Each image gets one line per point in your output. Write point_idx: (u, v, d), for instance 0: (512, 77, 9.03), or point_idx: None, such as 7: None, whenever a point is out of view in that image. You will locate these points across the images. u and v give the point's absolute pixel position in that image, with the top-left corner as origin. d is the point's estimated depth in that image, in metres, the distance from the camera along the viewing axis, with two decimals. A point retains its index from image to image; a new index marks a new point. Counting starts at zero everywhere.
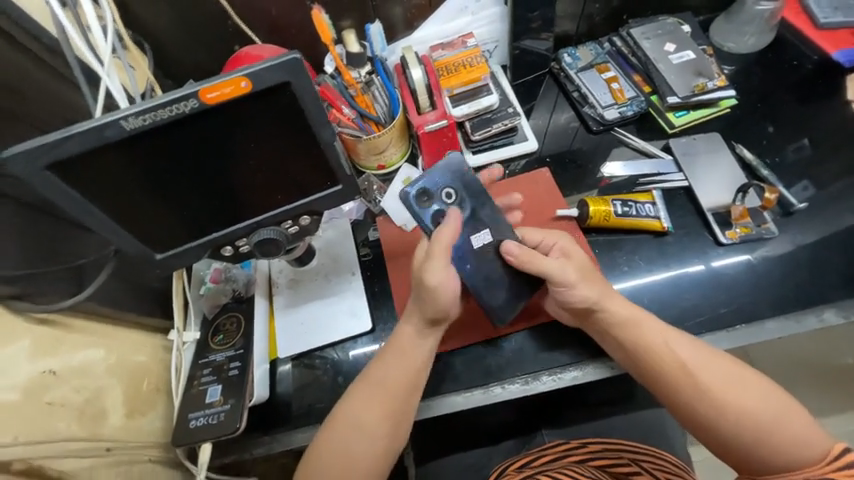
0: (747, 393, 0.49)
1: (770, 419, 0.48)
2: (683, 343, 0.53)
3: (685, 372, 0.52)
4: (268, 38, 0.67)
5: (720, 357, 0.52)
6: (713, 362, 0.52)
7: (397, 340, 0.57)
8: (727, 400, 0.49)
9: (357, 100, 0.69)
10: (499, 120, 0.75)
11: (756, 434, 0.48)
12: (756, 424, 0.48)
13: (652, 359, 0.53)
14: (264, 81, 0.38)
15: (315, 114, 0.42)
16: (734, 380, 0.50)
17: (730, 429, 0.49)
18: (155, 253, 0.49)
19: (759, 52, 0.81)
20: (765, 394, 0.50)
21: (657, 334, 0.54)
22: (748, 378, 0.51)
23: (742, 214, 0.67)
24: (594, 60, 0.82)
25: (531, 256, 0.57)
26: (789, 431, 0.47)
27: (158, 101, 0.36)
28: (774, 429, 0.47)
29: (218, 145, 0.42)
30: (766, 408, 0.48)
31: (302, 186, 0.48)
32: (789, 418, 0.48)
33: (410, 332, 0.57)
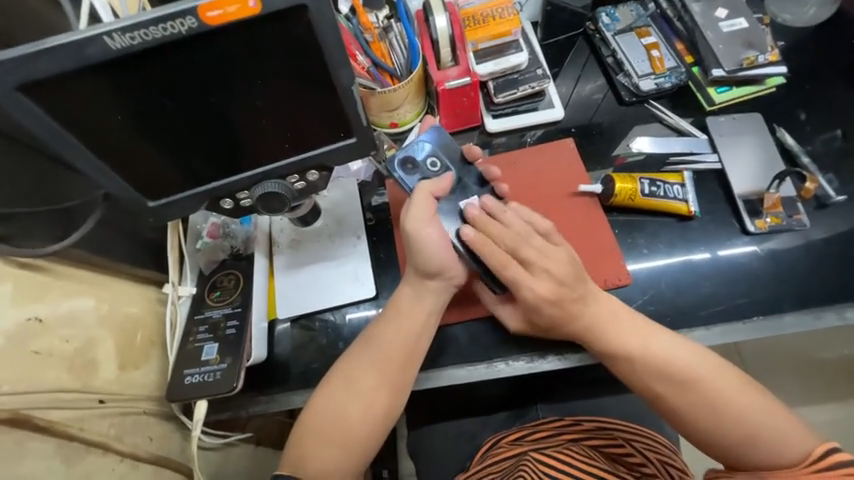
0: (733, 393, 0.49)
1: (754, 421, 0.47)
2: (669, 341, 0.52)
3: (668, 372, 0.51)
4: None
5: (708, 356, 0.51)
6: (700, 360, 0.51)
7: (398, 302, 0.56)
8: (709, 400, 0.49)
9: (372, 46, 0.63)
10: (526, 82, 0.69)
11: (736, 434, 0.48)
12: (736, 424, 0.48)
13: (634, 356, 0.52)
14: (275, 3, 0.32)
15: (333, 51, 0.36)
16: (721, 379, 0.49)
17: (711, 427, 0.49)
18: (146, 200, 0.45)
19: (817, 26, 0.74)
20: (751, 397, 0.49)
21: (639, 332, 0.53)
22: (732, 380, 0.50)
23: (775, 203, 0.63)
24: (635, 22, 0.74)
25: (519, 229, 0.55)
26: (772, 433, 0.47)
27: (149, 16, 0.31)
28: (754, 424, 0.47)
29: (220, 79, 0.37)
30: (746, 404, 0.48)
31: (312, 136, 0.43)
32: (773, 419, 0.48)
33: (413, 294, 0.56)
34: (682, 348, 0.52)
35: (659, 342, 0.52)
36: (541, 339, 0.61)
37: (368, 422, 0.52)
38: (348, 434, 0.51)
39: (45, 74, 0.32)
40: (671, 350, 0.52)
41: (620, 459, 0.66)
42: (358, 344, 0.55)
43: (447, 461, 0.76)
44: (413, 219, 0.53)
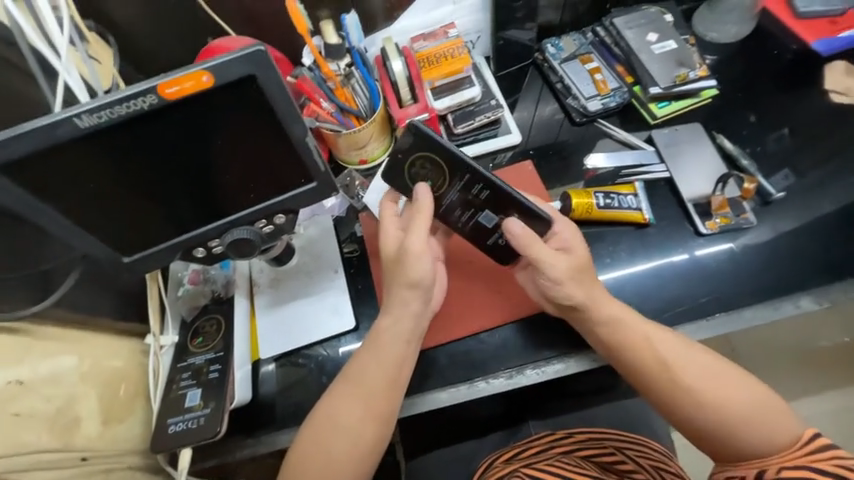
0: (725, 384, 0.50)
1: (747, 411, 0.49)
2: (664, 336, 0.54)
3: (664, 367, 0.52)
4: (241, 29, 0.65)
5: (699, 348, 0.53)
6: (693, 353, 0.52)
7: (374, 334, 0.57)
8: (705, 391, 0.50)
9: (336, 93, 0.68)
10: (482, 113, 0.74)
11: (734, 424, 0.48)
12: (731, 415, 0.49)
13: (634, 352, 0.53)
14: (228, 75, 0.36)
15: (286, 111, 0.40)
16: (714, 373, 0.51)
17: (706, 419, 0.50)
18: (122, 256, 0.47)
19: (740, 41, 0.81)
20: (743, 388, 0.50)
21: (641, 326, 0.54)
22: (725, 371, 0.51)
23: (722, 204, 0.67)
24: (577, 50, 0.81)
25: (530, 240, 0.55)
26: (767, 422, 0.48)
27: (114, 97, 0.34)
28: (753, 414, 0.48)
29: (184, 141, 0.40)
30: (741, 397, 0.49)
31: (276, 183, 0.47)
32: (765, 408, 0.49)
33: (389, 324, 0.57)
34: (678, 341, 0.53)
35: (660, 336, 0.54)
36: (518, 354, 0.62)
37: (355, 456, 0.53)
38: (337, 470, 0.52)
39: (20, 152, 0.35)
40: (668, 345, 0.53)
41: (612, 467, 0.66)
42: (337, 381, 0.56)
43: None
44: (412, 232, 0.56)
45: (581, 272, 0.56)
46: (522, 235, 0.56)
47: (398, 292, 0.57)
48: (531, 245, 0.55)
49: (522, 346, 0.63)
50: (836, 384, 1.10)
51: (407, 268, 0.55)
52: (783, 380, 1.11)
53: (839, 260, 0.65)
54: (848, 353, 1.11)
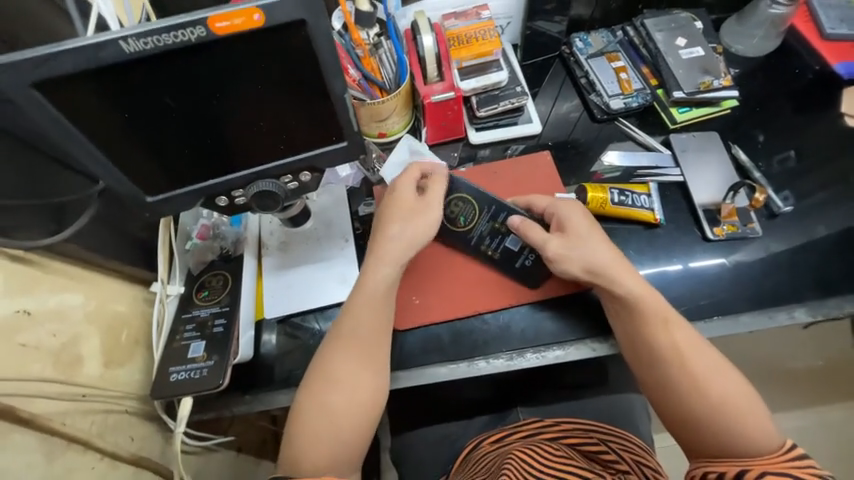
0: (721, 383, 0.52)
1: (742, 410, 0.50)
2: (675, 325, 0.55)
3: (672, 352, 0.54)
4: None
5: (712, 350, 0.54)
6: (699, 345, 0.54)
7: (369, 290, 0.57)
8: (700, 383, 0.52)
9: (363, 61, 0.67)
10: (506, 98, 0.74)
11: (720, 421, 0.50)
12: (720, 410, 0.50)
13: (646, 334, 0.55)
14: (278, 17, 0.35)
15: (328, 64, 0.40)
16: (713, 371, 0.52)
17: (694, 410, 0.51)
18: (145, 196, 0.46)
19: (764, 57, 0.82)
20: (736, 390, 0.51)
21: (655, 311, 0.55)
22: (721, 370, 0.53)
23: (730, 213, 0.69)
24: (605, 47, 0.81)
25: (528, 228, 0.62)
26: (753, 425, 0.49)
27: (162, 24, 0.34)
28: (743, 417, 0.49)
29: (222, 83, 0.40)
30: (736, 398, 0.51)
31: (304, 140, 0.46)
32: (753, 413, 0.50)
33: (381, 282, 0.57)
34: (689, 332, 0.55)
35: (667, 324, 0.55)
36: (519, 338, 0.64)
37: (352, 411, 0.53)
38: (332, 418, 0.53)
39: (58, 72, 0.34)
40: (679, 333, 0.55)
41: (595, 456, 0.68)
42: (336, 333, 0.57)
43: (430, 462, 0.77)
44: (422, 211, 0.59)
45: (576, 248, 0.59)
46: (525, 224, 0.62)
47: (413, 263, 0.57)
48: (531, 230, 0.62)
49: (523, 330, 0.64)
50: (810, 402, 1.14)
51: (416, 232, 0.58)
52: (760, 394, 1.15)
53: (835, 278, 0.67)
54: (823, 373, 1.16)
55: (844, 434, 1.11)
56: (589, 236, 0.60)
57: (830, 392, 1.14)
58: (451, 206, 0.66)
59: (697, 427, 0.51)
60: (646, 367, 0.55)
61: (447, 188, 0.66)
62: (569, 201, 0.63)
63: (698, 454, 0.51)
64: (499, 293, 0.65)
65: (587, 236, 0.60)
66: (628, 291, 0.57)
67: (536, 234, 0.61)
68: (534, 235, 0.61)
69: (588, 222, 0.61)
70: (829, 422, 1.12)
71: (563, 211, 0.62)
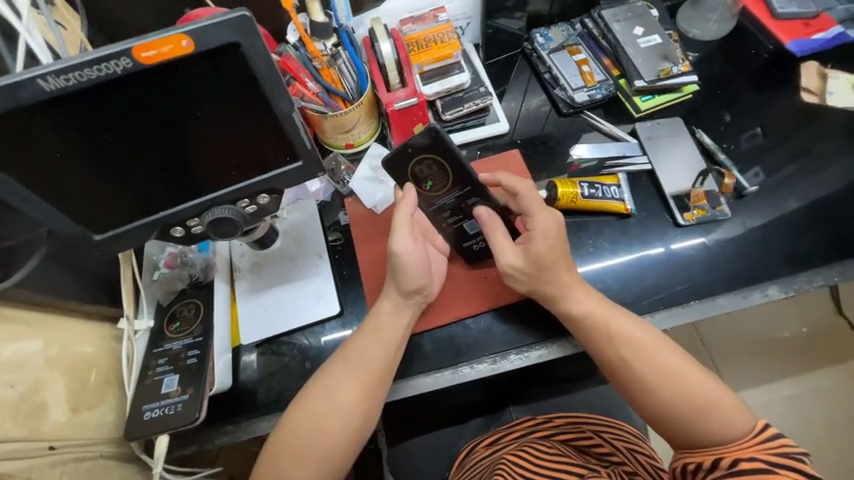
0: (684, 375, 0.52)
1: (707, 399, 0.50)
2: (631, 323, 0.56)
3: (632, 352, 0.54)
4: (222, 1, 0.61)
5: (669, 344, 0.55)
6: (657, 340, 0.55)
7: (377, 316, 0.58)
8: (662, 379, 0.52)
9: (322, 73, 0.66)
10: (470, 99, 0.75)
11: (685, 414, 0.50)
12: (681, 403, 0.51)
13: (602, 337, 0.56)
14: (211, 41, 0.34)
15: (273, 84, 0.39)
16: (674, 364, 0.53)
17: (663, 406, 0.51)
18: (93, 234, 0.45)
19: (721, 39, 0.83)
20: (698, 379, 0.52)
21: (609, 314, 0.57)
22: (680, 362, 0.53)
23: (700, 197, 0.70)
24: (565, 41, 0.82)
25: (493, 227, 0.60)
26: (721, 413, 0.50)
27: (82, 59, 0.32)
28: (709, 408, 0.50)
29: (162, 109, 0.38)
30: (701, 389, 0.51)
31: (260, 161, 0.45)
32: (719, 402, 0.50)
33: (390, 308, 0.59)
34: (645, 329, 0.56)
35: (621, 325, 0.56)
36: (501, 340, 0.63)
37: (341, 438, 0.53)
38: (321, 447, 0.52)
39: None
40: (634, 331, 0.55)
41: (589, 450, 0.69)
42: (331, 360, 0.56)
43: (426, 471, 0.76)
44: (400, 237, 0.57)
45: (535, 268, 0.58)
46: (493, 221, 0.60)
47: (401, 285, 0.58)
48: (495, 230, 0.60)
49: (504, 331, 0.64)
50: (798, 371, 1.16)
51: (403, 264, 0.57)
52: (748, 368, 1.18)
53: (804, 253, 0.68)
54: (805, 342, 1.19)
55: (831, 401, 1.13)
56: (554, 257, 0.58)
57: (815, 359, 1.17)
58: (421, 166, 0.59)
59: (668, 422, 0.51)
60: (611, 369, 0.56)
61: (423, 143, 0.57)
62: (546, 217, 0.59)
63: (676, 444, 0.52)
64: (473, 298, 0.65)
65: (551, 254, 0.58)
66: (579, 296, 0.58)
67: (498, 239, 0.60)
68: (495, 238, 0.60)
69: (558, 243, 0.59)
70: (816, 389, 1.15)
71: (536, 227, 0.59)
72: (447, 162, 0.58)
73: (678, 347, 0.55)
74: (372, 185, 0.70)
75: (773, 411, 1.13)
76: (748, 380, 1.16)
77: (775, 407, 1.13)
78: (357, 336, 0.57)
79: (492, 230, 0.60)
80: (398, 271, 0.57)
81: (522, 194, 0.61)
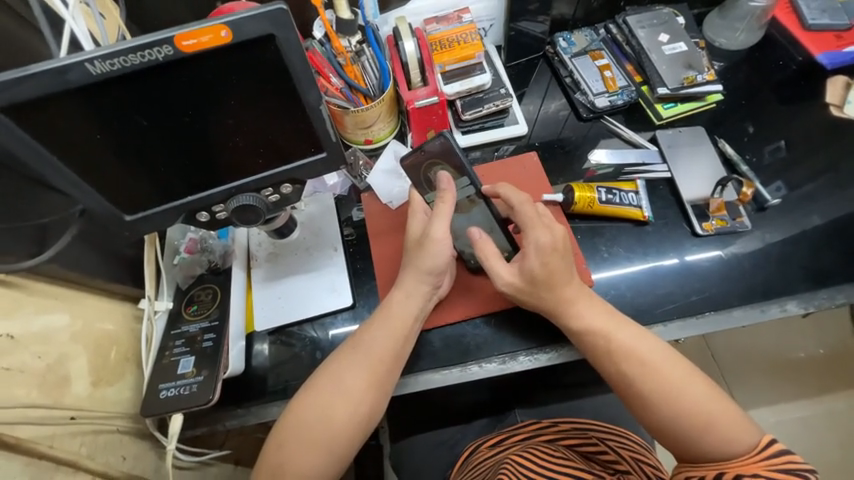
0: (687, 387, 0.52)
1: (710, 413, 0.50)
2: (633, 335, 0.56)
3: (634, 362, 0.54)
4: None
5: (674, 357, 0.54)
6: (660, 351, 0.54)
7: (388, 307, 0.59)
8: (665, 392, 0.51)
9: (346, 69, 0.67)
10: (490, 100, 0.75)
11: (687, 428, 0.50)
12: (686, 415, 0.50)
13: (605, 346, 0.56)
14: (247, 32, 0.35)
15: (303, 76, 0.40)
16: (676, 376, 0.52)
17: (667, 418, 0.51)
18: (124, 215, 0.46)
19: (748, 50, 0.82)
20: (702, 391, 0.51)
21: (609, 326, 0.56)
22: (684, 373, 0.53)
23: (719, 207, 0.69)
24: (588, 46, 0.82)
25: (485, 248, 0.60)
26: (721, 428, 0.49)
27: (127, 45, 0.34)
28: (715, 422, 0.49)
29: (196, 96, 0.39)
30: (705, 402, 0.51)
31: (284, 152, 0.46)
32: (724, 415, 0.50)
33: (402, 299, 0.59)
34: (648, 339, 0.55)
35: (622, 337, 0.55)
36: (511, 340, 0.63)
37: (348, 428, 0.53)
38: (327, 435, 0.52)
39: (27, 95, 0.34)
40: (638, 342, 0.55)
41: (594, 457, 0.67)
42: (339, 350, 0.57)
43: (429, 468, 0.76)
44: (440, 224, 0.58)
45: (530, 285, 0.58)
46: (482, 242, 0.61)
47: (414, 278, 0.58)
48: (485, 249, 0.60)
49: (515, 332, 0.64)
50: (813, 391, 1.13)
51: (426, 254, 0.58)
52: (761, 386, 1.15)
53: (826, 268, 0.67)
54: (822, 362, 1.16)
55: (846, 424, 1.10)
56: (550, 274, 0.57)
57: (831, 381, 1.14)
58: (431, 170, 0.64)
59: (671, 434, 0.51)
60: (612, 381, 0.55)
61: (436, 149, 0.63)
62: (540, 233, 0.58)
63: (679, 457, 0.51)
64: (485, 297, 0.65)
65: (545, 273, 0.57)
66: (582, 307, 0.57)
67: (493, 257, 0.60)
68: (488, 261, 0.60)
69: (555, 261, 0.57)
70: (831, 411, 1.12)
71: (529, 244, 0.58)
72: (456, 167, 0.63)
73: (681, 357, 0.54)
74: (390, 179, 0.71)
75: (785, 431, 1.10)
76: (759, 398, 1.14)
77: (787, 428, 1.10)
78: (368, 326, 0.58)
79: (484, 250, 0.60)
80: (424, 256, 0.58)
81: (518, 209, 0.60)
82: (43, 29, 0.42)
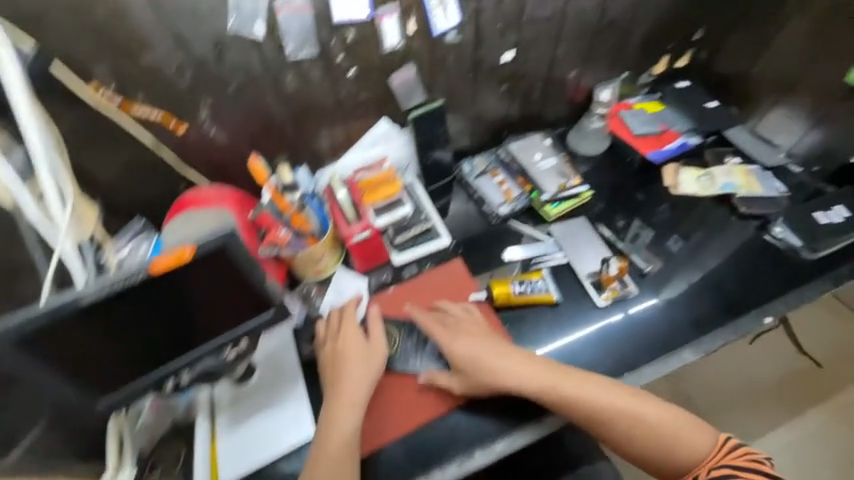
0: (641, 409, 0.63)
1: (671, 428, 0.62)
2: (577, 382, 0.66)
3: (586, 409, 0.64)
4: (214, 177, 0.82)
5: (621, 389, 0.65)
6: (601, 388, 0.65)
7: (336, 400, 0.66)
8: (627, 422, 0.63)
9: (292, 221, 0.80)
10: (414, 225, 0.92)
11: (660, 447, 0.61)
12: (647, 439, 0.62)
13: (559, 404, 0.65)
14: (202, 248, 0.47)
15: (251, 264, 0.51)
16: (631, 403, 0.64)
17: (641, 445, 0.62)
18: (96, 403, 0.52)
19: (601, 154, 1.07)
20: (651, 409, 0.63)
21: (556, 378, 0.66)
22: (634, 399, 0.64)
23: (609, 279, 0.85)
24: (487, 166, 1.03)
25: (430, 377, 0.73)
26: (683, 437, 0.62)
27: (112, 278, 0.44)
28: (674, 436, 0.62)
29: (165, 295, 0.49)
30: (664, 419, 0.63)
31: (241, 316, 0.56)
32: (677, 424, 0.62)
33: (346, 385, 0.68)
34: (600, 382, 0.65)
35: (566, 388, 0.65)
36: (465, 439, 0.71)
37: None
38: None
39: (28, 332, 0.43)
40: (588, 383, 0.66)
41: None
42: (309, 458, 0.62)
43: None
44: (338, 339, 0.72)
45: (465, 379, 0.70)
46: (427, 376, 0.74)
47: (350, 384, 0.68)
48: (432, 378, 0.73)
49: (467, 429, 0.71)
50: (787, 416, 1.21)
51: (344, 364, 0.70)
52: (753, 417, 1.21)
53: (701, 317, 0.83)
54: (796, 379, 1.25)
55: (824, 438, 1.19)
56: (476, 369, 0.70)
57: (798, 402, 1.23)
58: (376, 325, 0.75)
59: (645, 460, 0.62)
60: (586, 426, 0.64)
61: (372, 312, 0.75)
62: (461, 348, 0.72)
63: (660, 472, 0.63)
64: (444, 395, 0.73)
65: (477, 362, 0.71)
66: (525, 368, 0.68)
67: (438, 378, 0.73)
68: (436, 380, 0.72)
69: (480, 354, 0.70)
70: (804, 433, 1.20)
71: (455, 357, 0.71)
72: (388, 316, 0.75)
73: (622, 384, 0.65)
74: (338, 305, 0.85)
75: (787, 455, 1.16)
76: (758, 427, 1.20)
77: (788, 451, 1.17)
78: (327, 419, 0.65)
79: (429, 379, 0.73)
80: (344, 364, 0.70)
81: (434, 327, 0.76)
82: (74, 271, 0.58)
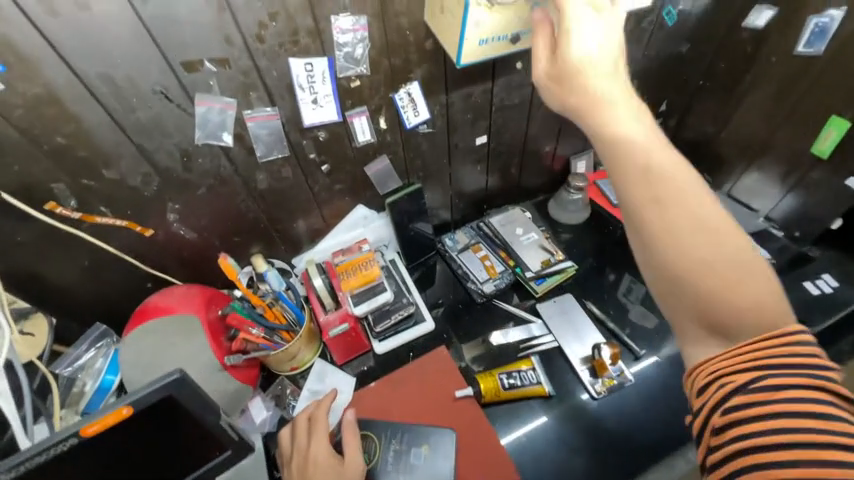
0: (734, 269, 0.36)
1: (749, 284, 0.36)
2: (668, 158, 0.40)
3: (648, 175, 0.39)
4: (182, 270, 0.80)
5: (755, 273, 0.36)
6: (697, 191, 0.39)
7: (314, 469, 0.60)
8: (709, 250, 0.36)
9: (265, 316, 0.78)
10: (396, 311, 0.86)
11: (750, 311, 0.35)
12: (719, 255, 0.37)
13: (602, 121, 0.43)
14: (144, 402, 0.42)
15: (203, 409, 0.46)
16: (739, 267, 0.36)
17: (729, 309, 0.35)
18: None
19: (585, 222, 1.07)
20: (759, 282, 0.36)
21: (644, 143, 0.41)
22: (701, 198, 0.39)
23: (602, 368, 0.82)
24: (469, 241, 1.02)
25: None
26: (769, 321, 0.35)
27: (32, 451, 0.39)
28: (751, 292, 0.35)
29: (102, 456, 0.44)
30: (760, 287, 0.36)
31: (193, 460, 0.51)
32: (776, 308, 0.35)
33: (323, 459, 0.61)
34: (637, 125, 0.43)
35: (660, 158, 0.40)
36: None
37: None
38: None
39: None
40: (696, 197, 0.39)
41: None
42: None
43: None
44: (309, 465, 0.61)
45: None
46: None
47: None
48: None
49: None
50: None
51: None
52: None
53: None
54: None
55: None
56: None
57: None
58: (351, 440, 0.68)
59: (695, 280, 0.36)
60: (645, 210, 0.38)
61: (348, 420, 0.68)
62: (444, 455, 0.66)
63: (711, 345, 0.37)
64: None
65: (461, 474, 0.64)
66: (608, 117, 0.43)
67: None
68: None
69: None
70: None
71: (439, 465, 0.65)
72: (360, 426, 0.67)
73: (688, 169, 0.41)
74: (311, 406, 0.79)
75: None
76: None
77: None
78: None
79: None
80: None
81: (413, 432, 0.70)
82: (3, 406, 0.52)
